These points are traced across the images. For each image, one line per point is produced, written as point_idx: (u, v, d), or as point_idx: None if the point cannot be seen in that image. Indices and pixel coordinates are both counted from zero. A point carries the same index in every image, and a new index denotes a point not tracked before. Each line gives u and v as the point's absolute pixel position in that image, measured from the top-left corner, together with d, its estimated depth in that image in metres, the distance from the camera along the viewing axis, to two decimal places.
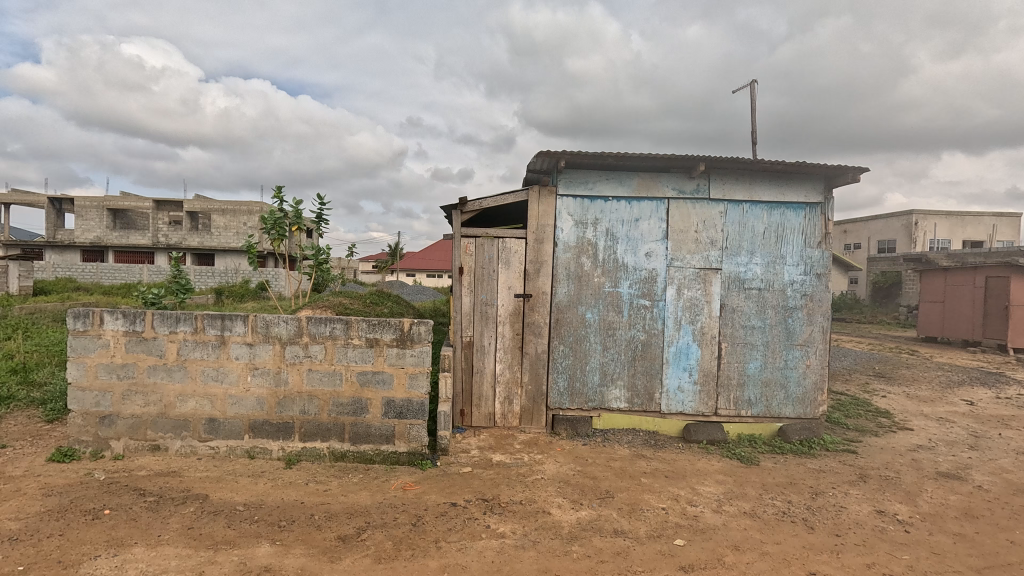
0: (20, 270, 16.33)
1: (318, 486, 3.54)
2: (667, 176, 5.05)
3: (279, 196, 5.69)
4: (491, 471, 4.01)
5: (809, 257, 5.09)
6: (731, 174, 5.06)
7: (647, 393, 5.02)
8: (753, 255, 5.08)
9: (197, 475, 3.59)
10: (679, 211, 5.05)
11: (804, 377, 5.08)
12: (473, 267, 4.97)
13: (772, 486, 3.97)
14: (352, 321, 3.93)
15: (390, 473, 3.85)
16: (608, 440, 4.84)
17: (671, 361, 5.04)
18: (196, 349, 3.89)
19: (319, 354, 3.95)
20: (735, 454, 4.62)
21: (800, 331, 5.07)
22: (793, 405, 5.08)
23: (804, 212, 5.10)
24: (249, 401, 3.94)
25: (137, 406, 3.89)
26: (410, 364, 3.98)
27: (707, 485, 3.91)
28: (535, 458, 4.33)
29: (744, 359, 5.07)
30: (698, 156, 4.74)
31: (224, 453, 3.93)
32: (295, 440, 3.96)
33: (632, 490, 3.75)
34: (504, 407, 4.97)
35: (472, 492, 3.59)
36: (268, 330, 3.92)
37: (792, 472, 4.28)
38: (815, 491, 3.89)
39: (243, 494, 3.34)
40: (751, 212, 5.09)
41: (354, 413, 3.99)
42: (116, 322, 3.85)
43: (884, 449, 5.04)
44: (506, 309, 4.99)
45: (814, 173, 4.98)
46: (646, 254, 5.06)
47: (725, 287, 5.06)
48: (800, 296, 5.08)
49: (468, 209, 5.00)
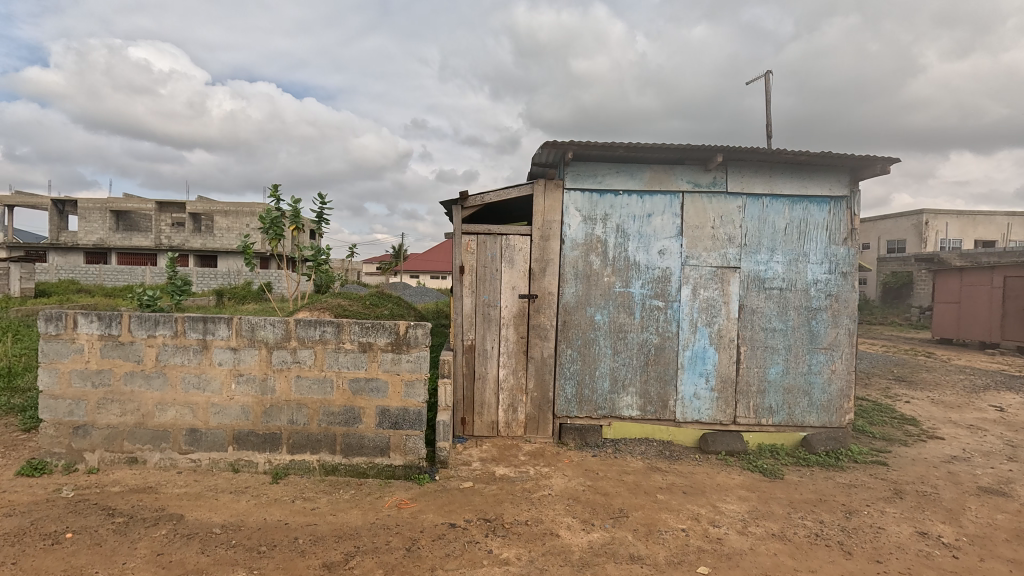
0: (20, 272, 16.19)
1: (305, 504, 3.25)
2: (681, 168, 4.74)
3: (275, 196, 5.41)
4: (493, 486, 3.70)
5: (834, 255, 4.76)
6: (750, 166, 4.74)
7: (661, 401, 4.70)
8: (774, 253, 4.76)
9: (174, 492, 3.30)
10: (694, 205, 4.74)
11: (829, 384, 4.75)
12: (475, 266, 4.68)
13: (800, 503, 3.63)
14: (343, 325, 3.64)
15: (383, 489, 3.55)
16: (619, 451, 4.52)
17: (687, 366, 4.71)
18: (177, 354, 3.62)
19: (308, 359, 3.66)
20: (758, 466, 4.29)
21: (825, 333, 4.74)
22: (818, 413, 4.75)
23: (828, 206, 4.78)
24: (233, 410, 3.65)
25: (114, 416, 3.62)
26: (406, 370, 3.69)
27: (730, 503, 3.58)
28: (542, 471, 4.01)
29: (764, 363, 4.74)
30: (715, 147, 4.43)
31: (207, 467, 3.65)
32: (283, 453, 3.68)
33: (648, 509, 3.43)
34: (508, 415, 4.67)
35: (473, 511, 3.28)
36: (253, 333, 3.64)
37: (821, 487, 3.94)
38: (849, 510, 3.55)
39: (222, 514, 3.05)
40: (772, 207, 4.76)
41: (347, 423, 3.70)
42: (91, 325, 3.58)
43: (916, 460, 4.69)
44: (510, 311, 4.69)
45: (839, 164, 4.65)
46: (659, 251, 4.74)
47: (744, 287, 4.74)
48: (825, 296, 4.75)
49: (470, 204, 4.70)
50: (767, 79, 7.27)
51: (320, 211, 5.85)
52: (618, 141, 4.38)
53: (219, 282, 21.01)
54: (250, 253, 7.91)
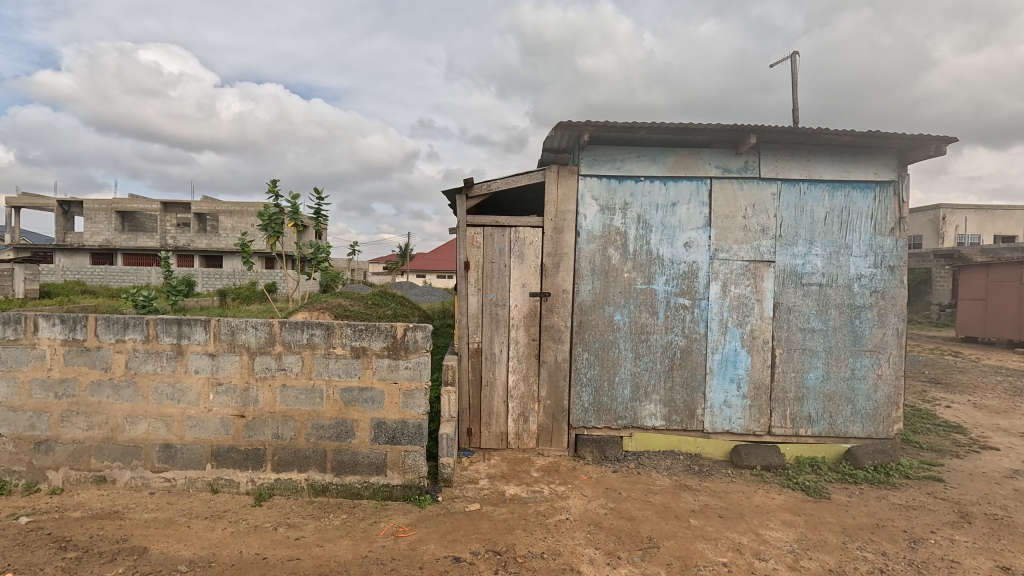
0: (24, 273, 15.94)
1: (288, 533, 2.84)
2: (709, 152, 4.28)
3: (273, 190, 5.05)
4: (504, 509, 3.27)
5: (879, 247, 4.28)
6: (785, 148, 4.27)
7: (687, 410, 4.25)
8: (813, 245, 4.29)
9: (141, 518, 2.91)
10: (724, 193, 4.28)
11: (875, 391, 4.27)
12: (481, 262, 4.26)
13: (855, 530, 3.17)
14: (334, 327, 3.24)
15: (379, 513, 3.14)
16: (643, 466, 4.07)
17: (716, 371, 4.26)
18: (148, 361, 3.23)
19: (294, 366, 3.26)
20: (799, 484, 3.82)
21: (870, 335, 4.26)
22: (862, 423, 4.27)
23: (873, 192, 4.29)
24: (212, 424, 3.26)
25: (79, 430, 3.24)
26: (404, 378, 3.28)
27: (774, 530, 3.12)
28: (557, 490, 3.58)
29: (802, 368, 4.27)
30: (748, 127, 3.96)
31: (182, 487, 3.26)
32: (267, 471, 3.28)
33: (681, 538, 2.99)
34: (519, 425, 4.24)
35: (481, 542, 2.86)
36: (233, 337, 3.24)
37: (876, 509, 3.47)
38: (913, 539, 3.08)
39: (191, 547, 2.65)
40: (810, 193, 4.29)
41: (338, 438, 3.29)
42: (53, 329, 3.20)
43: (975, 476, 4.19)
44: (520, 310, 4.26)
45: (886, 145, 4.17)
46: (685, 244, 4.29)
47: (780, 283, 4.27)
48: (869, 293, 4.27)
49: (475, 194, 4.27)
50: (794, 60, 6.74)
51: (319, 205, 5.48)
52: (640, 122, 3.93)
53: (223, 283, 20.79)
54: (249, 251, 7.52)
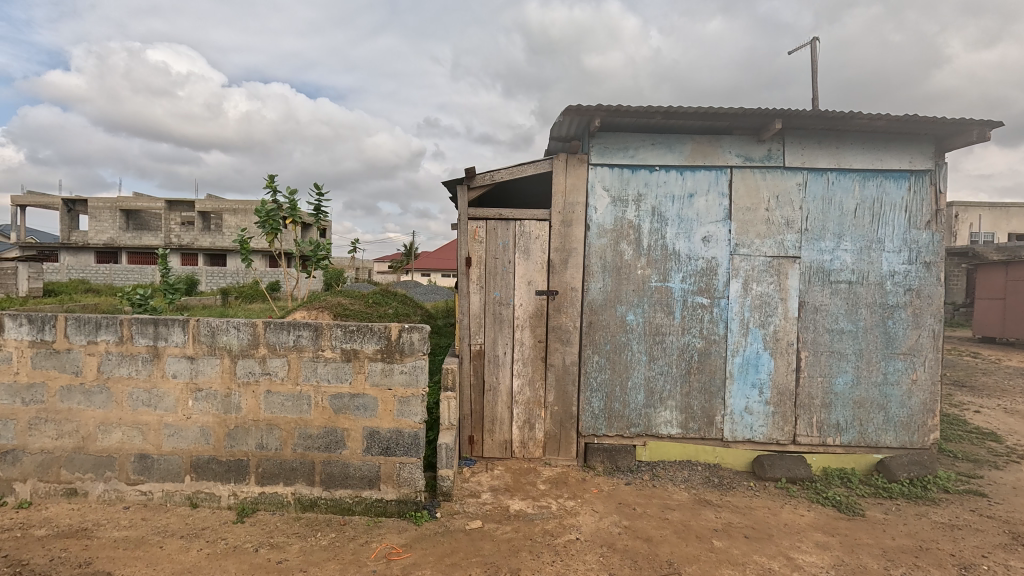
0: (27, 272, 15.80)
1: (269, 556, 2.57)
2: (729, 139, 3.98)
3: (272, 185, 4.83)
4: (508, 527, 2.98)
5: (915, 241, 3.94)
6: (811, 135, 3.96)
7: (706, 417, 3.95)
8: (841, 240, 3.97)
9: (110, 537, 2.65)
10: (745, 183, 3.97)
11: (909, 397, 3.94)
12: (484, 257, 3.97)
13: (896, 554, 2.86)
14: (323, 328, 2.97)
15: (371, 532, 2.87)
16: (658, 478, 3.78)
17: (736, 375, 3.96)
18: (122, 364, 2.98)
19: (280, 370, 3.00)
20: (829, 499, 3.51)
21: (903, 336, 3.94)
22: (895, 431, 3.95)
23: (907, 182, 3.96)
24: (191, 433, 3.01)
25: (49, 439, 3.00)
26: (399, 384, 3.00)
27: (807, 554, 2.82)
28: (566, 506, 3.29)
29: (830, 373, 3.95)
30: (773, 111, 3.64)
31: (160, 500, 3.01)
32: (251, 484, 3.02)
33: (702, 562, 2.69)
34: (524, 433, 3.96)
35: (482, 566, 2.58)
36: (213, 339, 2.98)
37: (916, 529, 3.15)
38: (963, 565, 2.76)
39: (161, 572, 2.39)
40: (839, 184, 3.97)
41: (328, 449, 3.03)
42: (20, 330, 2.96)
43: (1019, 490, 3.85)
44: (526, 310, 3.97)
45: (922, 131, 3.84)
46: (703, 239, 3.98)
47: (805, 280, 3.96)
48: (903, 291, 3.95)
49: (478, 184, 3.98)
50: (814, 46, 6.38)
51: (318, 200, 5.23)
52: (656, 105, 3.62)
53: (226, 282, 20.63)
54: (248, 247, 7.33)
